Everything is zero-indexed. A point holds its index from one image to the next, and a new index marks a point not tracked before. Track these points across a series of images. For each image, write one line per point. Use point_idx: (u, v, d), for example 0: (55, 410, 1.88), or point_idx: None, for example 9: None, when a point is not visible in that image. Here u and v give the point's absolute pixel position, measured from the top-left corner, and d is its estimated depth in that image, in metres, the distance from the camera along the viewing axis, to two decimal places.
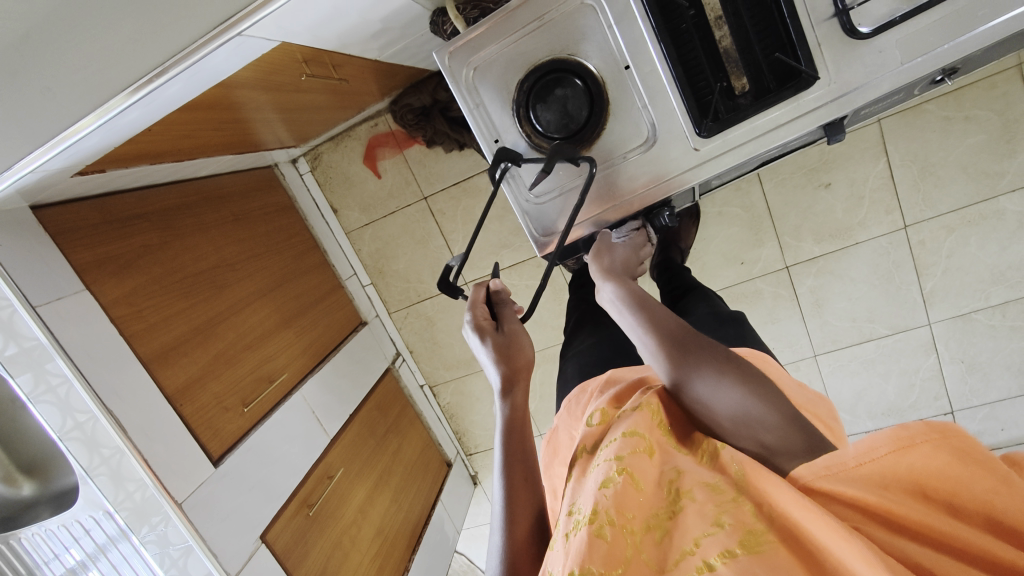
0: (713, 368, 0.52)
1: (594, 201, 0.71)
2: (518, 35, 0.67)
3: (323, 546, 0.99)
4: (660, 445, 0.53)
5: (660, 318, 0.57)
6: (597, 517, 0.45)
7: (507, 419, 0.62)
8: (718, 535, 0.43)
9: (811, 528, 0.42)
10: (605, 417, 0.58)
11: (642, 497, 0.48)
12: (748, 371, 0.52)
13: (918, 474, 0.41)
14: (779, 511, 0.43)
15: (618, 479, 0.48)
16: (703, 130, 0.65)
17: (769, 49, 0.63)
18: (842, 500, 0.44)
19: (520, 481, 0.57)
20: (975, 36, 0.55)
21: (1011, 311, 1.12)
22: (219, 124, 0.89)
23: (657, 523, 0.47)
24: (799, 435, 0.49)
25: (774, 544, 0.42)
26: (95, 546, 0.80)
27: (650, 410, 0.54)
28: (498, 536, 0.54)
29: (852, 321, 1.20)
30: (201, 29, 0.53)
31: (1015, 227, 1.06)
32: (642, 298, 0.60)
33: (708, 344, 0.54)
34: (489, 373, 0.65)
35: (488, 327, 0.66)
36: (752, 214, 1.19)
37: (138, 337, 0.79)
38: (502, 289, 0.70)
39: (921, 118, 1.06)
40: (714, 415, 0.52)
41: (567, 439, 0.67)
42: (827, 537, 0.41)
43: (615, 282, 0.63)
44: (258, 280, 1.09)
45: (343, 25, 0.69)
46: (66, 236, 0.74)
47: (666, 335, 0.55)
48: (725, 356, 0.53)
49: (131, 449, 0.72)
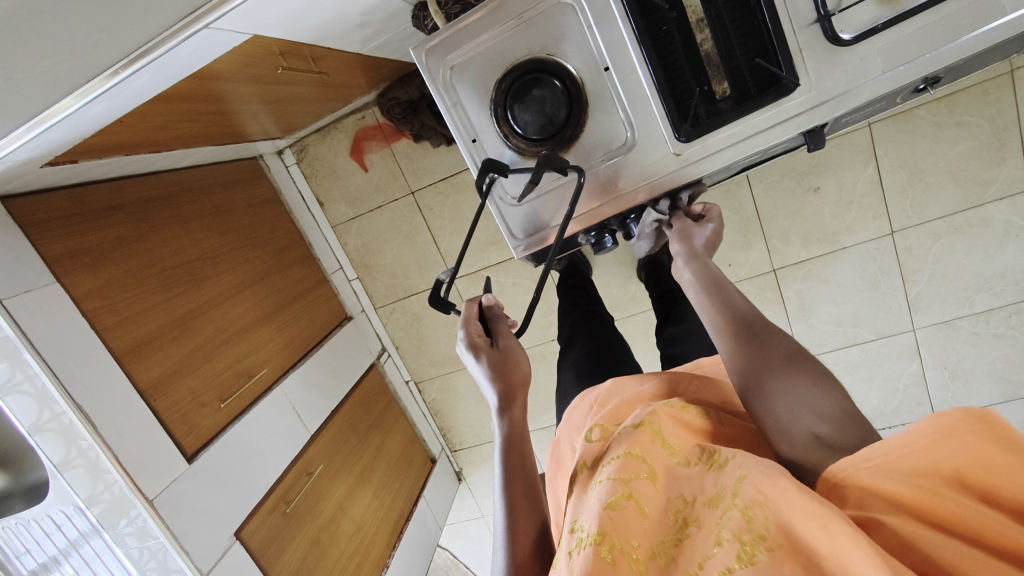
0: (769, 353, 0.49)
1: (590, 195, 0.69)
2: (497, 32, 0.66)
3: (300, 544, 0.99)
4: (665, 469, 0.50)
5: (729, 302, 0.56)
6: (603, 537, 0.42)
7: (505, 435, 0.61)
8: (718, 554, 0.40)
9: (809, 536, 0.37)
10: (605, 434, 0.56)
11: (648, 524, 0.45)
12: (802, 358, 0.48)
13: (961, 463, 0.36)
14: (785, 520, 0.39)
15: (623, 502, 0.45)
16: (683, 133, 0.64)
17: (751, 54, 0.62)
18: (877, 497, 0.39)
19: (520, 498, 0.56)
20: (959, 46, 0.55)
21: (995, 319, 1.12)
22: (199, 115, 0.87)
23: (662, 549, 0.44)
24: (855, 428, 0.43)
25: (773, 554, 0.38)
26: (66, 542, 0.79)
27: (652, 431, 0.51)
28: (499, 556, 0.53)
29: (838, 325, 1.20)
30: (165, 22, 0.51)
31: (1001, 235, 1.06)
32: (720, 279, 0.60)
33: (767, 329, 0.52)
34: (484, 391, 0.64)
35: (483, 344, 0.65)
36: (740, 216, 1.19)
37: (110, 331, 0.78)
38: (495, 304, 0.69)
39: (912, 123, 1.05)
40: (749, 399, 0.50)
41: (569, 450, 0.63)
42: (824, 546, 0.36)
43: (695, 267, 0.63)
44: (239, 274, 1.07)
45: (319, 17, 0.67)
46: (36, 227, 0.72)
47: (724, 317, 0.55)
48: (778, 340, 0.50)
49: (103, 446, 0.71)
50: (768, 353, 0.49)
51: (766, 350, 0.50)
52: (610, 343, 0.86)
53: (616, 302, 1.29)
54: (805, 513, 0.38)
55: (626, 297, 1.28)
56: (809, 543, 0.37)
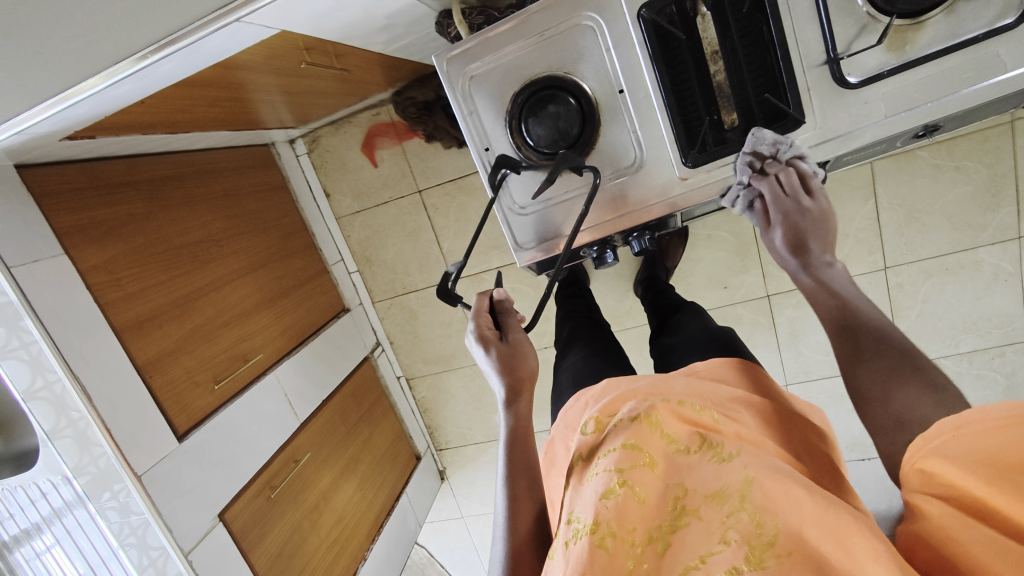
0: (887, 370, 0.51)
1: (602, 208, 0.71)
2: (519, 47, 0.68)
3: (282, 530, 0.99)
4: (664, 456, 0.50)
5: (854, 303, 0.60)
6: (598, 527, 0.44)
7: (509, 428, 0.63)
8: (723, 552, 0.43)
9: (819, 543, 0.42)
10: (599, 425, 0.55)
11: (644, 510, 0.47)
12: (931, 377, 0.49)
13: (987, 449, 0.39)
14: (793, 525, 0.43)
15: (619, 491, 0.47)
16: (690, 160, 0.67)
17: (761, 88, 0.63)
18: (932, 487, 0.42)
19: (523, 491, 0.58)
20: (959, 98, 0.57)
21: (978, 359, 1.15)
22: (216, 101, 0.88)
23: (660, 535, 0.46)
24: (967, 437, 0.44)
25: (781, 561, 0.42)
26: (50, 510, 0.80)
27: (650, 422, 0.51)
28: (499, 544, 0.55)
29: (825, 354, 1.23)
30: (198, 13, 0.53)
31: (989, 279, 1.09)
32: (850, 292, 0.62)
33: (892, 341, 0.54)
34: (491, 382, 0.66)
35: (493, 338, 0.68)
36: (740, 240, 1.20)
37: (113, 306, 0.79)
38: (506, 298, 0.71)
39: (913, 163, 1.07)
40: (858, 406, 0.53)
41: (563, 449, 0.64)
42: (831, 552, 0.41)
43: (818, 274, 0.65)
44: (243, 258, 1.08)
45: (347, 18, 0.69)
46: (50, 199, 0.74)
47: (853, 323, 0.57)
48: (907, 355, 0.52)
49: (95, 418, 0.72)
50: (892, 373, 0.51)
51: (883, 359, 0.52)
52: (604, 350, 0.87)
53: (612, 315, 1.30)
54: (817, 526, 0.42)
55: (622, 310, 1.29)
56: (818, 551, 0.41)
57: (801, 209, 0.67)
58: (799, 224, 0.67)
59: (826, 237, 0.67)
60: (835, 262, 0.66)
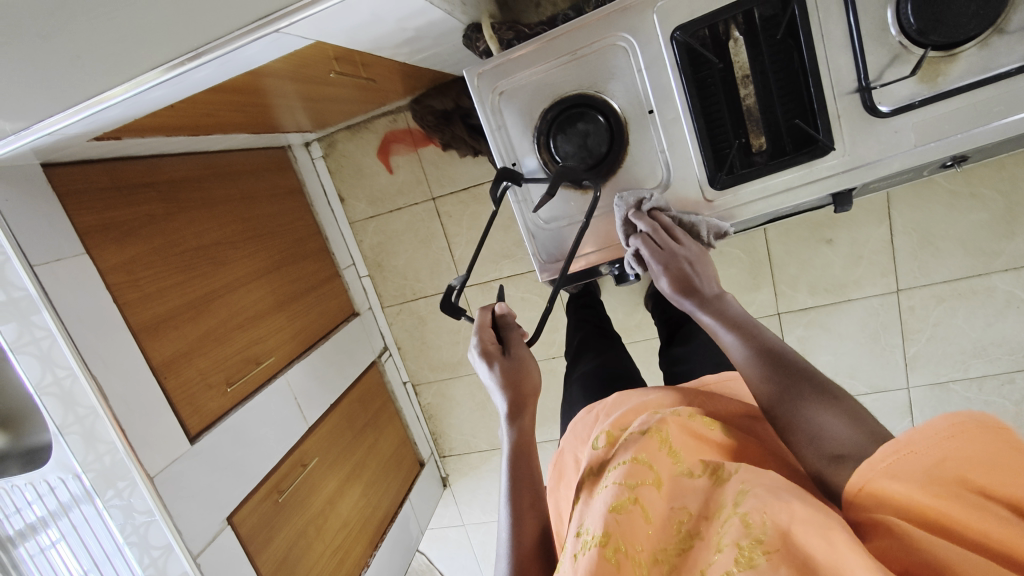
0: (799, 394, 0.51)
1: None
2: (550, 64, 0.68)
3: (288, 534, 0.99)
4: (670, 478, 0.50)
5: (755, 334, 0.58)
6: (609, 539, 0.44)
7: (513, 444, 0.62)
8: (719, 559, 0.42)
9: (806, 541, 0.38)
10: (610, 439, 0.57)
11: (650, 530, 0.47)
12: (837, 395, 0.50)
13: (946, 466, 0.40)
14: (782, 526, 0.40)
15: (629, 506, 0.47)
16: (718, 183, 0.67)
17: (791, 113, 0.64)
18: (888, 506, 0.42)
19: (527, 506, 0.58)
20: (988, 130, 0.58)
21: (987, 385, 1.15)
22: (241, 106, 0.88)
23: (666, 558, 0.46)
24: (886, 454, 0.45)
25: (771, 557, 0.39)
26: (58, 505, 0.80)
27: (659, 438, 0.52)
28: (503, 563, 0.55)
29: (834, 374, 1.23)
30: (237, 22, 0.53)
31: (1002, 305, 1.09)
32: (746, 319, 0.60)
33: (800, 364, 0.53)
34: (494, 398, 0.66)
35: (496, 353, 0.67)
36: (753, 258, 1.20)
37: (130, 306, 0.79)
38: (508, 312, 0.71)
39: (931, 188, 1.07)
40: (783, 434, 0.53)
41: (573, 461, 0.65)
42: (815, 548, 0.38)
43: (713, 310, 0.62)
44: (258, 260, 1.09)
45: (379, 30, 0.69)
46: (73, 198, 0.74)
47: (752, 354, 0.56)
48: (814, 377, 0.52)
49: (106, 413, 0.72)
50: (806, 399, 0.51)
51: (789, 383, 0.52)
52: (617, 361, 0.87)
53: (622, 328, 1.31)
54: (805, 522, 0.39)
55: (632, 324, 1.30)
56: (805, 548, 0.38)
57: (676, 250, 0.65)
58: (682, 268, 0.64)
59: (708, 269, 0.65)
60: (724, 294, 0.64)
